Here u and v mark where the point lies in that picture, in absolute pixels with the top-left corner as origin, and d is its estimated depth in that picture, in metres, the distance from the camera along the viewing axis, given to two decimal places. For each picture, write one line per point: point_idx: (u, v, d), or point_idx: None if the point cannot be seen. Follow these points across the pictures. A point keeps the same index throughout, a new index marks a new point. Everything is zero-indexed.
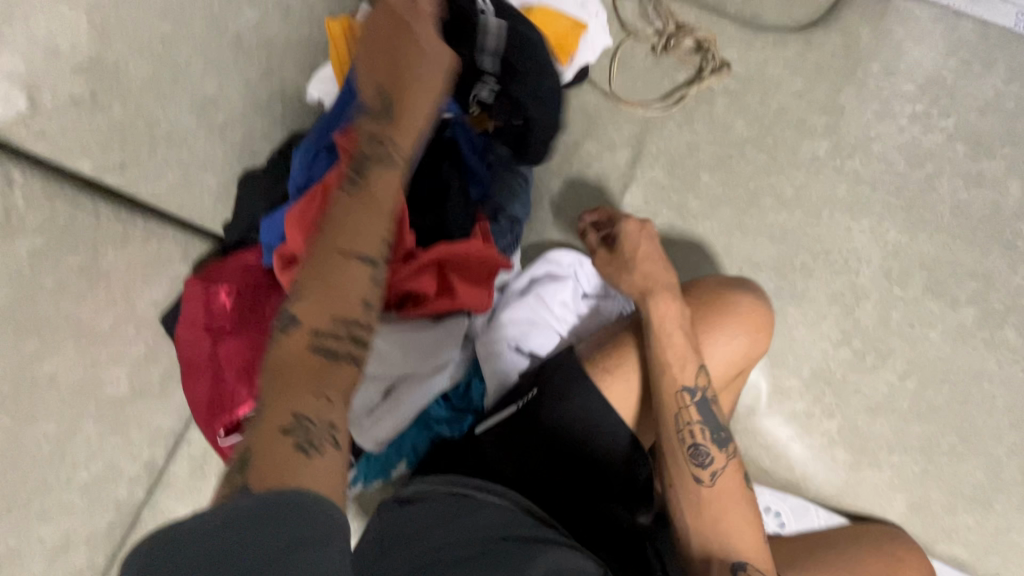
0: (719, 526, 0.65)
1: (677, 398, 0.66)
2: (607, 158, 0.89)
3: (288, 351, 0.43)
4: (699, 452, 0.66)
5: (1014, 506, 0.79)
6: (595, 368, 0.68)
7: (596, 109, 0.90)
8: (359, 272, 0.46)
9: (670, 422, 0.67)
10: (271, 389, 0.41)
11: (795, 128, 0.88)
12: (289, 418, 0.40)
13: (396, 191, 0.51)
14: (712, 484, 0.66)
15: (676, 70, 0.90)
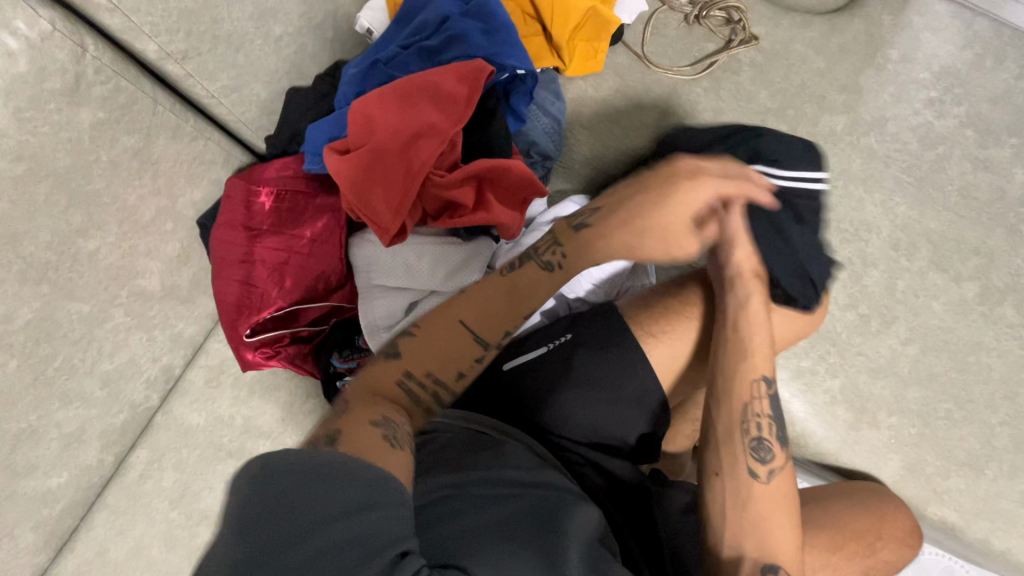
0: (762, 514, 0.64)
1: (751, 387, 0.67)
2: (635, 116, 0.92)
3: (386, 377, 0.57)
4: (762, 447, 0.66)
5: (1006, 475, 0.81)
6: (641, 329, 0.70)
7: (627, 70, 0.94)
8: (469, 343, 0.61)
9: (738, 409, 0.67)
10: (365, 398, 0.53)
11: (815, 103, 0.93)
12: (378, 417, 0.51)
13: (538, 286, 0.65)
14: (769, 481, 0.65)
15: (705, 40, 0.95)
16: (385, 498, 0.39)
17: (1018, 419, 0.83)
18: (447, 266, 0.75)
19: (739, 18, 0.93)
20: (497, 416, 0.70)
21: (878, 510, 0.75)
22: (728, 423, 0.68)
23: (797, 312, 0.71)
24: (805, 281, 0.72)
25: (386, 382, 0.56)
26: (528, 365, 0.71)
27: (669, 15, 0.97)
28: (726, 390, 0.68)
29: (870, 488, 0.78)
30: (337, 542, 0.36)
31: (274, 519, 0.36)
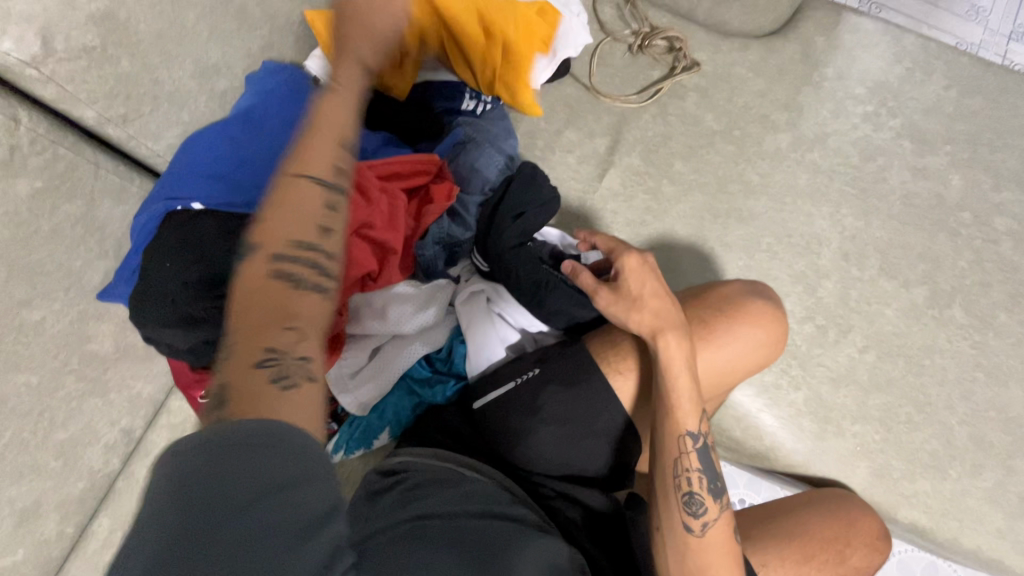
0: (707, 565, 0.65)
1: (678, 442, 0.68)
2: (586, 145, 0.94)
3: (229, 382, 0.41)
4: (694, 500, 0.67)
5: (968, 472, 0.84)
6: (607, 364, 0.72)
7: (576, 100, 0.96)
8: (315, 302, 0.47)
9: (670, 463, 0.69)
10: (231, 375, 0.41)
11: (759, 123, 0.96)
12: (258, 355, 0.42)
13: (317, 206, 0.49)
14: (703, 534, 0.66)
15: (650, 68, 0.98)
16: (321, 473, 0.37)
17: (974, 417, 0.85)
18: (409, 307, 0.74)
19: (680, 47, 0.97)
20: (465, 452, 0.72)
21: (843, 513, 0.76)
22: (660, 474, 0.69)
23: (744, 353, 0.74)
24: (755, 313, 0.74)
25: (254, 327, 0.44)
26: (496, 401, 0.71)
27: (614, 46, 0.99)
28: (660, 442, 0.69)
29: (840, 497, 0.78)
30: (272, 521, 0.34)
31: (210, 487, 0.33)
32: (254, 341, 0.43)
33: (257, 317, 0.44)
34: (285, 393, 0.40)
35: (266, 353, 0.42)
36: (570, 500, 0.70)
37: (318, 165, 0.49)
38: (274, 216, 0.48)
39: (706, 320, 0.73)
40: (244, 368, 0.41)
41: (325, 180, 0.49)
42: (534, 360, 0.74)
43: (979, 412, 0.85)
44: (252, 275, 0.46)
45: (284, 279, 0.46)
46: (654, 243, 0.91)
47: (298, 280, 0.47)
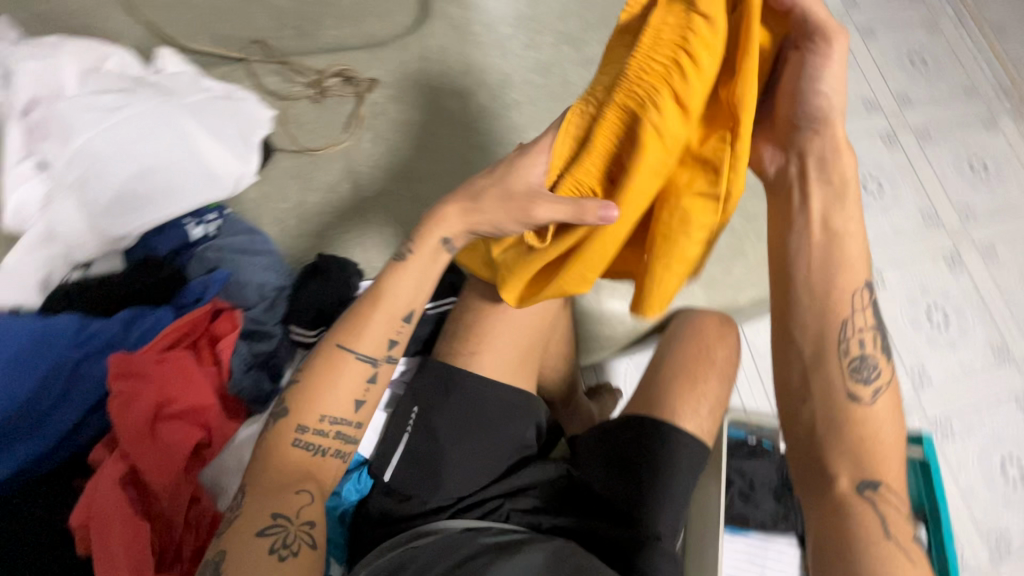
0: (860, 437, 0.61)
1: (858, 295, 0.66)
2: (333, 198, 0.97)
3: (269, 482, 0.62)
4: (868, 366, 0.63)
5: (757, 242, 1.04)
6: (462, 357, 0.80)
7: (298, 168, 0.98)
8: (359, 365, 0.68)
9: (834, 322, 0.65)
10: (257, 498, 0.60)
11: (454, 94, 1.06)
12: (269, 519, 0.58)
13: (405, 302, 0.72)
14: (877, 401, 0.62)
15: (341, 105, 1.02)
16: None
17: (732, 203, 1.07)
18: None
19: (351, 74, 1.03)
20: (409, 522, 0.75)
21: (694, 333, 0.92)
22: (822, 346, 0.65)
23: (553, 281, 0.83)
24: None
25: (281, 444, 0.64)
26: (403, 461, 0.77)
27: (297, 104, 1.01)
28: (834, 296, 0.65)
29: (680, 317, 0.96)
30: None
31: None
32: (281, 486, 0.61)
33: (282, 440, 0.64)
34: (258, 538, 0.57)
35: (299, 488, 0.62)
36: (512, 496, 0.79)
37: (366, 348, 0.69)
38: (308, 390, 0.66)
39: None
40: (266, 453, 0.64)
41: (372, 360, 0.69)
42: (409, 402, 0.80)
43: None
44: (310, 401, 0.66)
45: (303, 446, 0.65)
46: None
47: (317, 450, 0.66)
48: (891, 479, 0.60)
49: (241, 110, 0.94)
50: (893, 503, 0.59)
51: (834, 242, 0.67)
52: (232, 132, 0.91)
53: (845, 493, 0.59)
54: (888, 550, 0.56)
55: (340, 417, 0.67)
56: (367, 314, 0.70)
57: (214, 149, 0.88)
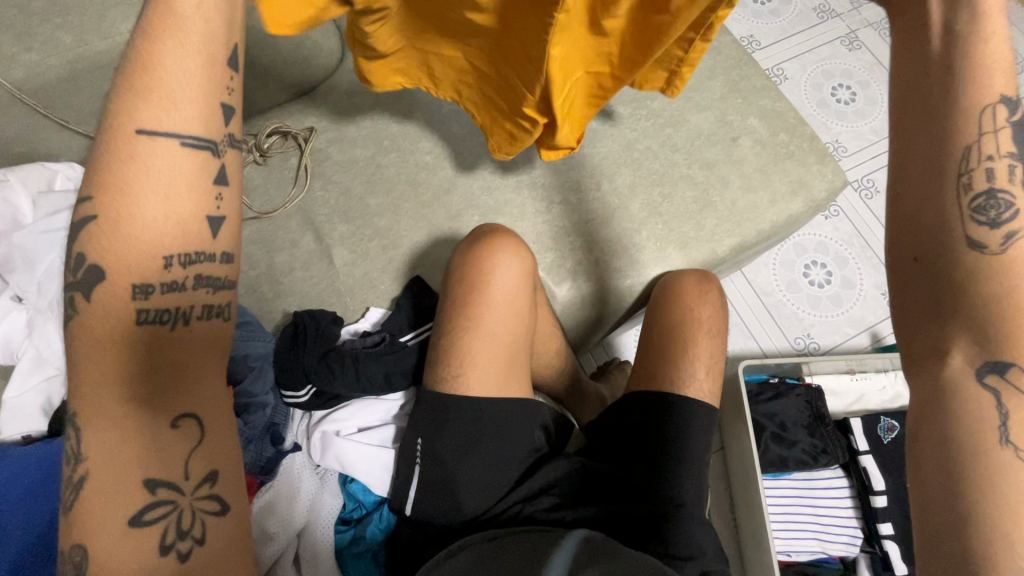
0: (995, 298, 0.49)
1: (984, 117, 0.49)
2: (300, 253, 0.98)
3: (111, 407, 0.52)
4: (999, 203, 0.49)
5: (724, 188, 1.03)
6: (448, 381, 0.82)
7: (259, 231, 0.99)
8: (165, 149, 0.56)
9: (959, 152, 0.50)
10: (113, 448, 0.51)
11: (393, 121, 1.06)
12: (145, 485, 0.51)
13: (192, 61, 0.58)
14: (1009, 250, 0.49)
15: (285, 160, 1.04)
16: None
17: (691, 155, 1.05)
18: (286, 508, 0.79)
19: (285, 127, 1.03)
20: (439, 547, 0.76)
21: (677, 299, 0.96)
22: (937, 169, 0.51)
23: (511, 278, 0.85)
24: (493, 248, 0.85)
25: (117, 327, 0.54)
26: (418, 493, 0.79)
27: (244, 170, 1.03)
28: (950, 119, 0.50)
29: (658, 284, 1.00)
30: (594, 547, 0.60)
31: None
32: (153, 428, 0.52)
33: (120, 314, 0.54)
34: (136, 526, 0.49)
35: (177, 420, 0.53)
36: (532, 500, 0.80)
37: (183, 129, 0.57)
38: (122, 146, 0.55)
39: (471, 273, 0.86)
40: (94, 348, 0.53)
41: (206, 146, 0.59)
42: (415, 433, 0.81)
43: (690, 150, 1.05)
44: (140, 238, 0.55)
45: (155, 317, 0.56)
46: (412, 262, 0.98)
47: (171, 321, 0.56)
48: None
49: None
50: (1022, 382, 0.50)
51: (962, 50, 0.48)
52: None
53: (956, 371, 0.51)
54: (1001, 455, 0.48)
55: (196, 253, 0.58)
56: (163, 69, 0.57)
57: None
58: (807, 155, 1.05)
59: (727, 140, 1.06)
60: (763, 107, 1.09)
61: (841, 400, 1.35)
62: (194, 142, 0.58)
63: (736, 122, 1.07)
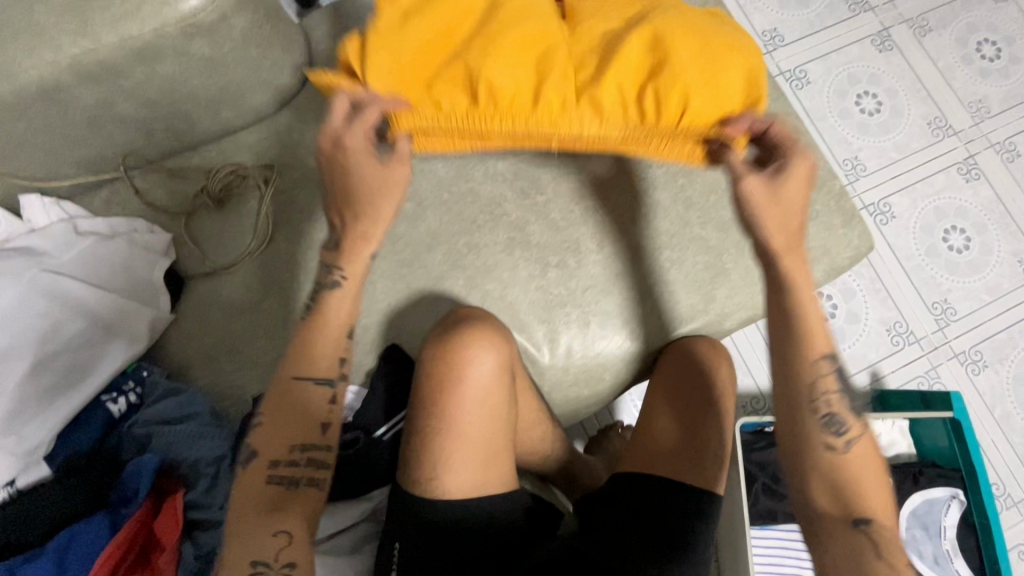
0: (841, 486, 0.65)
1: (817, 367, 0.69)
2: (262, 316, 0.87)
3: (252, 485, 0.65)
4: (838, 426, 0.67)
5: (739, 254, 0.92)
6: (422, 483, 0.74)
7: (215, 290, 0.88)
8: (321, 381, 0.69)
9: (808, 389, 0.68)
10: (238, 539, 0.61)
11: None
12: (250, 566, 0.60)
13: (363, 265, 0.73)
14: (848, 452, 0.66)
15: (244, 203, 0.91)
16: None
17: (706, 212, 0.93)
18: None
19: (241, 167, 0.90)
20: None
21: (682, 371, 0.87)
22: (798, 401, 0.68)
23: (488, 373, 0.75)
24: (465, 341, 0.76)
25: (256, 473, 0.65)
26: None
27: (196, 213, 0.90)
28: (799, 377, 0.68)
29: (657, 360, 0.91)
30: None
31: None
32: (261, 535, 0.61)
33: (268, 455, 0.65)
34: None
35: (278, 530, 0.61)
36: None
37: (322, 372, 0.69)
38: (274, 400, 0.67)
39: (436, 367, 0.76)
40: (242, 483, 0.65)
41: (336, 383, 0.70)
42: (393, 535, 0.73)
43: (705, 206, 0.93)
44: (286, 434, 0.66)
45: (278, 479, 0.65)
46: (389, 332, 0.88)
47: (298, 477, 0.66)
48: (878, 510, 0.64)
49: (132, 246, 0.84)
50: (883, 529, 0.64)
51: (799, 341, 0.68)
52: (133, 280, 0.83)
53: (831, 519, 0.65)
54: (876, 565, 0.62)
55: (312, 444, 0.67)
56: (378, 203, 0.71)
57: (117, 308, 0.80)
58: (833, 217, 0.94)
59: None
60: None
61: None
62: (331, 398, 0.69)
63: None
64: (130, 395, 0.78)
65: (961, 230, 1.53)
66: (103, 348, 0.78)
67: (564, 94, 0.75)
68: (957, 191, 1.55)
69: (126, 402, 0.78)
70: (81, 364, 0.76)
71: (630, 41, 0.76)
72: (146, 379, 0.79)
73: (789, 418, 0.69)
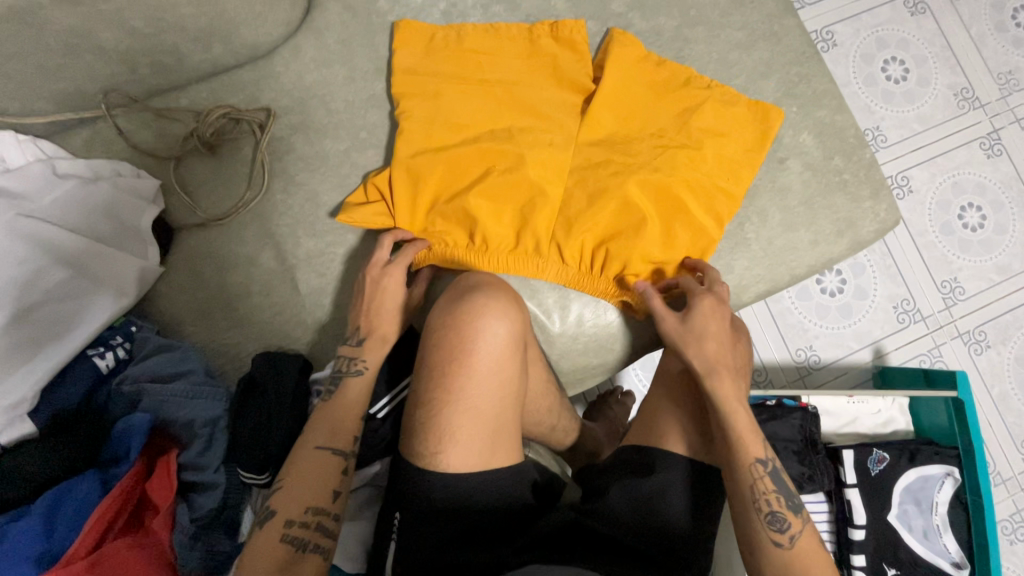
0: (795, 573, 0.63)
1: (753, 467, 0.68)
2: (258, 272, 0.82)
3: (261, 547, 0.57)
4: (780, 520, 0.66)
5: (761, 224, 0.88)
6: (425, 455, 0.69)
7: (207, 241, 0.83)
8: (344, 437, 0.65)
9: (746, 487, 0.67)
10: None
11: (373, 107, 0.86)
12: None
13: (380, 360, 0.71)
14: (793, 547, 0.65)
15: (238, 150, 0.85)
16: None
17: None
18: None
19: (234, 110, 0.82)
20: None
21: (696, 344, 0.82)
22: (740, 492, 0.68)
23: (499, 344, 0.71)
24: (477, 307, 0.72)
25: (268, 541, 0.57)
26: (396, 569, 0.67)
27: (186, 159, 0.84)
28: (746, 515, 0.67)
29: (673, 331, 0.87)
30: None
31: None
32: None
33: (285, 515, 0.59)
34: None
35: None
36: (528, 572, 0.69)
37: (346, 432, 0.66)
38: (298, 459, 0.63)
39: (444, 335, 0.72)
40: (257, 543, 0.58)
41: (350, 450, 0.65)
42: (393, 506, 0.72)
43: None
44: (304, 487, 0.61)
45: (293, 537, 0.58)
46: None
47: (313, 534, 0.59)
48: None
49: (119, 192, 0.78)
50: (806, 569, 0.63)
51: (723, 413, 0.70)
52: (121, 228, 0.78)
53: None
54: None
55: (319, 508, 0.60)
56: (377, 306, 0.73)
57: (103, 257, 0.75)
58: (861, 188, 0.90)
59: (773, 161, 0.90)
60: (819, 121, 0.91)
61: (835, 421, 1.27)
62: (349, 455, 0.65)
63: (785, 138, 0.90)
64: (119, 351, 0.74)
65: (978, 207, 1.49)
66: (90, 299, 0.73)
67: (530, 202, 0.81)
68: (977, 167, 1.50)
69: (115, 358, 0.74)
70: (66, 316, 0.71)
71: (580, 187, 0.83)
72: (136, 336, 0.76)
73: (739, 517, 0.68)
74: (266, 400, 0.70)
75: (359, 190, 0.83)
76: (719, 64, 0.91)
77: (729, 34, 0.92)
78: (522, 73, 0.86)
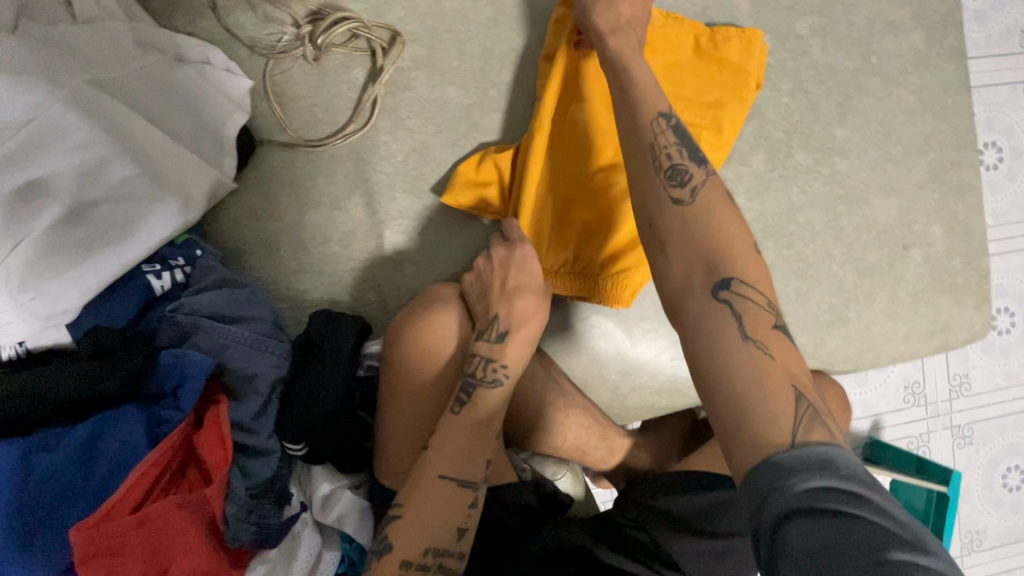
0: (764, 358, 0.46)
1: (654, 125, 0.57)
2: (341, 218, 0.72)
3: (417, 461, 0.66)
4: (679, 172, 0.54)
5: (865, 306, 0.84)
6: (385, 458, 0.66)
7: (290, 167, 0.71)
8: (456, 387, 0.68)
9: (645, 144, 0.56)
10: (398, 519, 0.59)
11: (511, 64, 0.75)
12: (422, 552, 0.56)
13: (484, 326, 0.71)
14: (696, 203, 0.53)
15: (347, 69, 0.72)
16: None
17: (853, 250, 0.84)
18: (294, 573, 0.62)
19: (358, 24, 0.70)
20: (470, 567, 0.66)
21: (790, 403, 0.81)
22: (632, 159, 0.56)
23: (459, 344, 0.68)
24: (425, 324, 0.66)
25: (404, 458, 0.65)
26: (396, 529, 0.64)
27: (284, 63, 0.71)
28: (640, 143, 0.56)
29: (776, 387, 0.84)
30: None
31: None
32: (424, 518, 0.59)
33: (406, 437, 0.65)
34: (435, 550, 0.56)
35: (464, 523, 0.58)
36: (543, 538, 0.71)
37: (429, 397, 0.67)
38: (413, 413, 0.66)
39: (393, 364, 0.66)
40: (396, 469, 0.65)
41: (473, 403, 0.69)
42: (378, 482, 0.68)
43: (854, 243, 0.84)
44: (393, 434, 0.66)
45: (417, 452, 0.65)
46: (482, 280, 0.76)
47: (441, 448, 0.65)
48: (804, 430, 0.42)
49: (205, 87, 0.68)
50: (754, 292, 0.48)
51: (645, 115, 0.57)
52: (199, 130, 0.67)
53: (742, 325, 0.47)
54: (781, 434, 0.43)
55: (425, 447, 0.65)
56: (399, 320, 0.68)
57: (176, 159, 0.64)
58: (968, 295, 0.87)
59: (898, 245, 0.85)
60: (954, 215, 0.86)
61: None
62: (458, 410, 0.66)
63: (917, 225, 0.85)
64: (176, 275, 0.65)
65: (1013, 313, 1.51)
66: (154, 209, 0.62)
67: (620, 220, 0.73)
68: None
69: (171, 283, 0.65)
70: (125, 219, 0.60)
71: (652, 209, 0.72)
72: (199, 263, 0.66)
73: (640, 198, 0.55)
74: (325, 370, 0.63)
75: (473, 162, 0.73)
76: (882, 126, 0.83)
77: (902, 95, 0.84)
78: (680, 81, 0.75)
